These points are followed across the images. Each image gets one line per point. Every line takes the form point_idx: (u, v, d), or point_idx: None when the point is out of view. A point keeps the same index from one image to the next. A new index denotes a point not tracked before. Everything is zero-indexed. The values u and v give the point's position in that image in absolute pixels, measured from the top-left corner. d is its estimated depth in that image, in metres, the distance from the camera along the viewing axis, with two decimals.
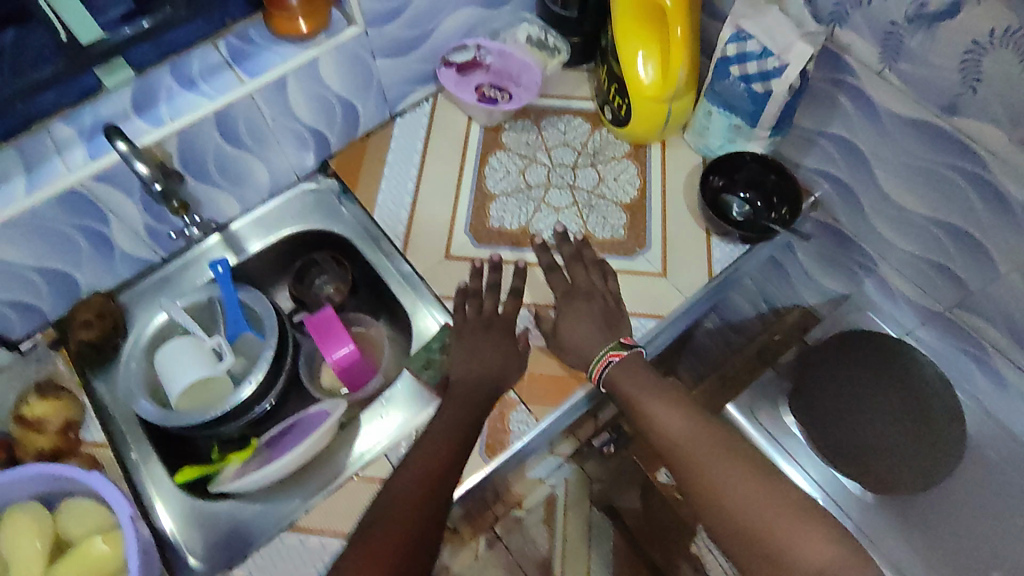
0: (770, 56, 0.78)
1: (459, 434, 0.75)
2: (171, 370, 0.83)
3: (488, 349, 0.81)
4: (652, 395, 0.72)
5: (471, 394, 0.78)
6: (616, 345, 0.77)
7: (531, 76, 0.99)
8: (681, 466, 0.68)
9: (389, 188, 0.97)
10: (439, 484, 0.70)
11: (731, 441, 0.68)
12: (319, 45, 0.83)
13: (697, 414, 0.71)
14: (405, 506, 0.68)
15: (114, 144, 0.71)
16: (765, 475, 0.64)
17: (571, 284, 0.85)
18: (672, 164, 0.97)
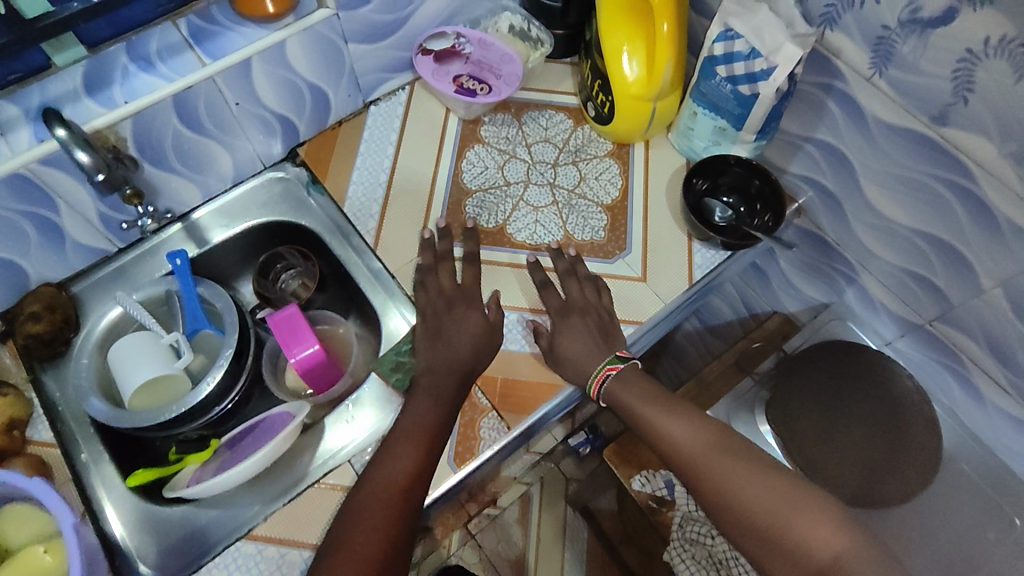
0: (758, 57, 0.75)
1: (427, 432, 0.73)
2: (124, 368, 0.79)
3: (457, 333, 0.79)
4: (649, 404, 0.73)
5: (437, 373, 0.76)
6: (613, 359, 0.77)
7: (512, 67, 0.94)
8: (684, 469, 0.68)
9: (362, 180, 0.93)
10: (410, 490, 0.69)
11: (732, 439, 0.68)
12: (288, 27, 0.79)
13: (696, 416, 0.71)
14: (381, 514, 0.68)
15: (53, 131, 0.66)
16: (769, 472, 0.65)
17: (567, 300, 0.83)
18: (654, 164, 0.95)
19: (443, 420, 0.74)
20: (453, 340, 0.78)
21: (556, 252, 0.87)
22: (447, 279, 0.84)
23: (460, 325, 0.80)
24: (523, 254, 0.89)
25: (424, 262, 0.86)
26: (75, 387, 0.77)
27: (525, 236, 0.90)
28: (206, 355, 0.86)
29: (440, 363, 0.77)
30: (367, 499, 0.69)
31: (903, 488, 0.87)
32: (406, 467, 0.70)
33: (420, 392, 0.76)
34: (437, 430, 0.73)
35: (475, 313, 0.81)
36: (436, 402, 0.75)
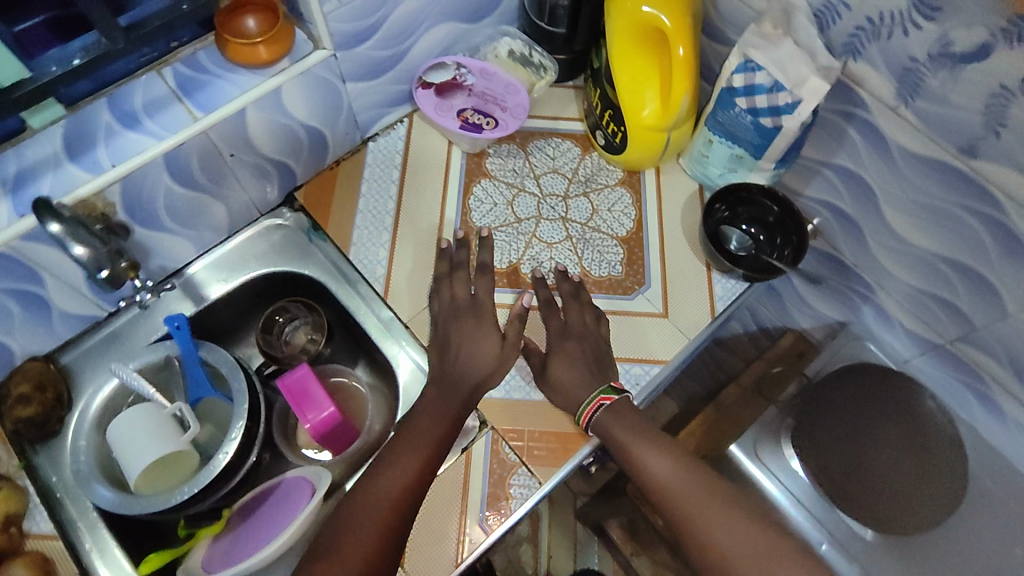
0: (782, 90, 0.73)
1: (430, 446, 0.71)
2: (127, 448, 0.73)
3: (471, 355, 0.76)
4: (641, 440, 0.70)
5: (446, 385, 0.75)
6: (607, 389, 0.74)
7: (518, 98, 0.91)
8: (673, 514, 0.65)
9: (365, 224, 0.88)
10: (405, 505, 0.67)
11: (722, 487, 0.66)
12: (283, 71, 0.74)
13: (688, 459, 0.69)
14: (368, 525, 0.65)
15: (46, 225, 0.60)
16: (756, 522, 0.63)
17: (567, 324, 0.81)
18: (668, 191, 0.92)
19: (448, 434, 0.72)
20: (471, 355, 0.76)
21: (559, 274, 0.85)
22: (462, 288, 0.81)
23: (475, 349, 0.76)
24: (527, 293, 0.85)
25: (439, 270, 0.84)
26: (75, 473, 0.72)
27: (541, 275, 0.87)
28: (213, 424, 0.81)
29: (450, 376, 0.75)
30: (356, 512, 0.66)
31: (916, 519, 0.90)
32: (404, 479, 0.68)
33: (423, 406, 0.74)
34: (440, 443, 0.71)
35: (490, 334, 0.77)
36: (444, 411, 0.73)
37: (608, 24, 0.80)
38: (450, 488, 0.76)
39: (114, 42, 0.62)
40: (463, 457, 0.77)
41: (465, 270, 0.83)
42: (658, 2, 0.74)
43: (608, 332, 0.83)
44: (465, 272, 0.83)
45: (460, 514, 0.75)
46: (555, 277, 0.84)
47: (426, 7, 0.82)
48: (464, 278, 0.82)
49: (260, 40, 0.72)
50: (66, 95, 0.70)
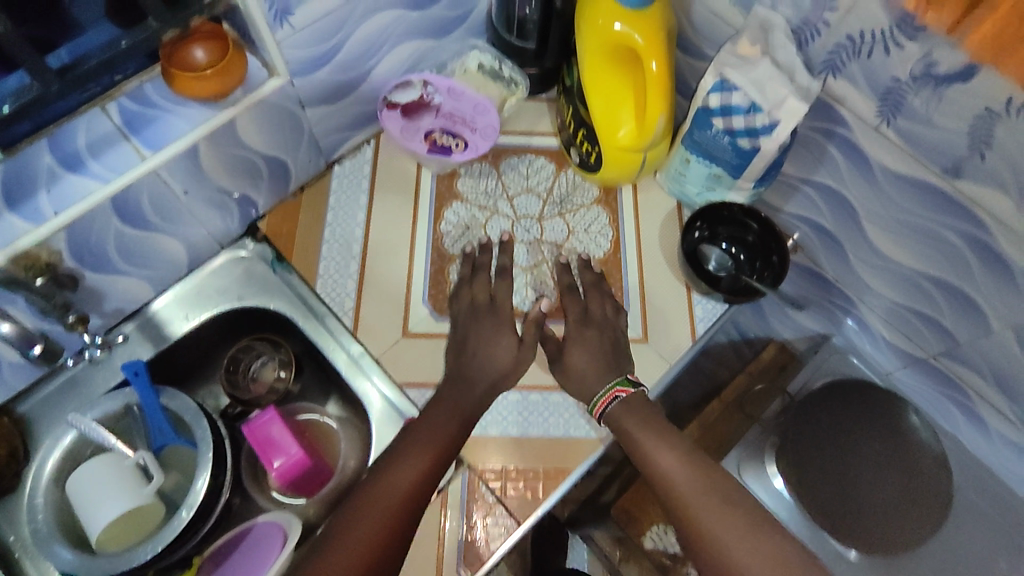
0: (759, 111, 0.70)
1: (446, 441, 0.66)
2: (88, 504, 0.70)
3: (487, 354, 0.73)
4: (652, 435, 0.65)
5: (460, 383, 0.71)
6: (624, 381, 0.71)
7: (488, 118, 0.88)
8: (677, 515, 0.59)
9: (332, 254, 0.85)
10: (416, 503, 0.60)
11: (733, 490, 0.59)
12: (236, 103, 0.71)
13: (701, 460, 0.62)
14: (376, 517, 0.58)
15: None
16: (770, 533, 0.55)
17: (586, 312, 0.78)
18: (644, 210, 0.90)
19: (460, 433, 0.68)
20: (486, 355, 0.73)
21: (583, 263, 0.82)
22: (481, 288, 0.78)
23: (492, 348, 0.73)
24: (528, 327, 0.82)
25: (462, 274, 0.80)
26: (33, 533, 0.69)
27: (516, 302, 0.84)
28: (179, 471, 0.77)
29: (466, 375, 0.72)
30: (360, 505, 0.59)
31: (889, 537, 0.85)
32: (417, 474, 0.62)
33: (434, 404, 0.70)
34: (454, 441, 0.67)
35: (507, 334, 0.74)
36: (458, 405, 0.70)
37: (579, 44, 0.77)
38: (427, 533, 0.74)
39: (46, 85, 0.58)
40: (439, 499, 0.75)
41: (486, 271, 0.80)
42: (630, 21, 0.71)
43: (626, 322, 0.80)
44: (485, 274, 0.80)
45: (437, 560, 0.73)
46: (579, 264, 0.82)
47: (389, 25, 0.78)
48: (485, 280, 0.79)
49: (209, 72, 0.67)
50: (4, 138, 0.62)
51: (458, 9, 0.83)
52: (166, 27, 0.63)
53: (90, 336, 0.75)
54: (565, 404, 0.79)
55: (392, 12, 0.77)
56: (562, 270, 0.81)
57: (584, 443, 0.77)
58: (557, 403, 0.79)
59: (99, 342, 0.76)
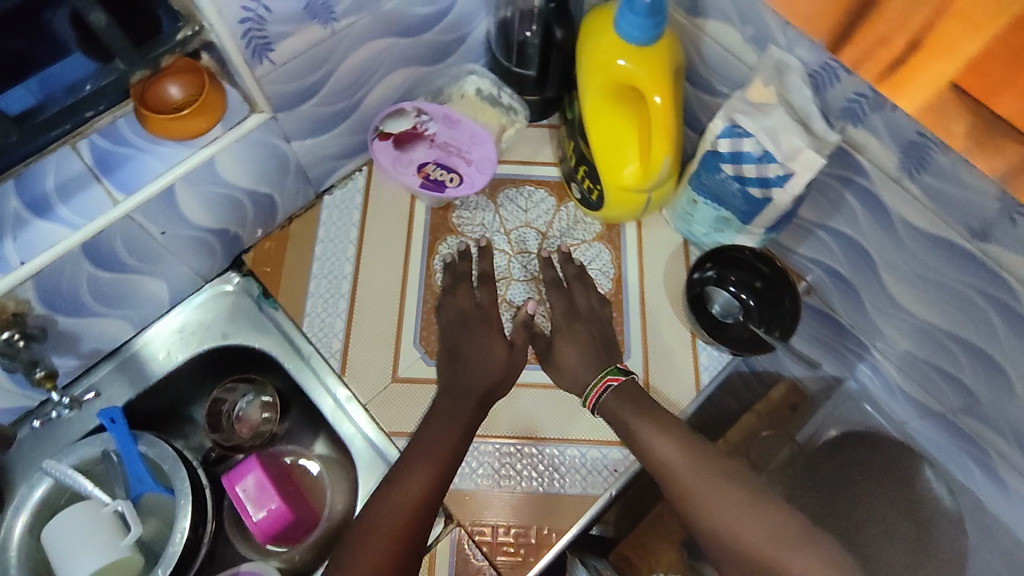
0: (772, 161, 0.64)
1: (447, 450, 0.68)
2: (63, 558, 0.68)
3: (479, 365, 0.73)
4: (646, 422, 0.68)
5: (455, 395, 0.72)
6: (614, 370, 0.73)
7: (484, 150, 0.83)
8: (678, 497, 0.63)
9: (320, 291, 0.82)
10: (422, 518, 0.64)
11: (726, 467, 0.63)
12: (215, 141, 0.67)
13: (695, 441, 0.66)
14: (387, 533, 0.62)
15: None
16: (766, 503, 0.60)
17: (573, 306, 0.79)
18: (649, 247, 0.85)
19: (460, 444, 0.69)
20: (478, 364, 0.73)
21: (564, 255, 0.82)
22: (467, 297, 0.78)
23: (482, 354, 0.73)
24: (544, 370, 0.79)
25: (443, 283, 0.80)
26: None
27: None
28: (159, 518, 0.75)
29: (460, 385, 0.72)
30: (372, 525, 0.62)
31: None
32: (421, 488, 0.65)
33: (432, 416, 0.71)
34: (454, 452, 0.68)
35: (496, 338, 0.75)
36: (454, 419, 0.70)
37: (581, 80, 0.72)
38: None
39: (6, 136, 0.56)
40: (427, 559, 0.72)
41: (469, 279, 0.79)
42: (635, 58, 0.66)
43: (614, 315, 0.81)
44: (469, 283, 0.79)
45: None
46: (561, 259, 0.82)
47: (379, 54, 0.74)
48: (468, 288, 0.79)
49: (185, 111, 0.63)
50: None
51: (454, 32, 0.79)
52: (134, 68, 0.59)
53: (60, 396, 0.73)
54: (560, 457, 0.76)
55: (382, 42, 0.72)
56: (545, 264, 0.81)
57: (580, 500, 0.74)
58: (551, 455, 0.76)
59: (68, 401, 0.74)
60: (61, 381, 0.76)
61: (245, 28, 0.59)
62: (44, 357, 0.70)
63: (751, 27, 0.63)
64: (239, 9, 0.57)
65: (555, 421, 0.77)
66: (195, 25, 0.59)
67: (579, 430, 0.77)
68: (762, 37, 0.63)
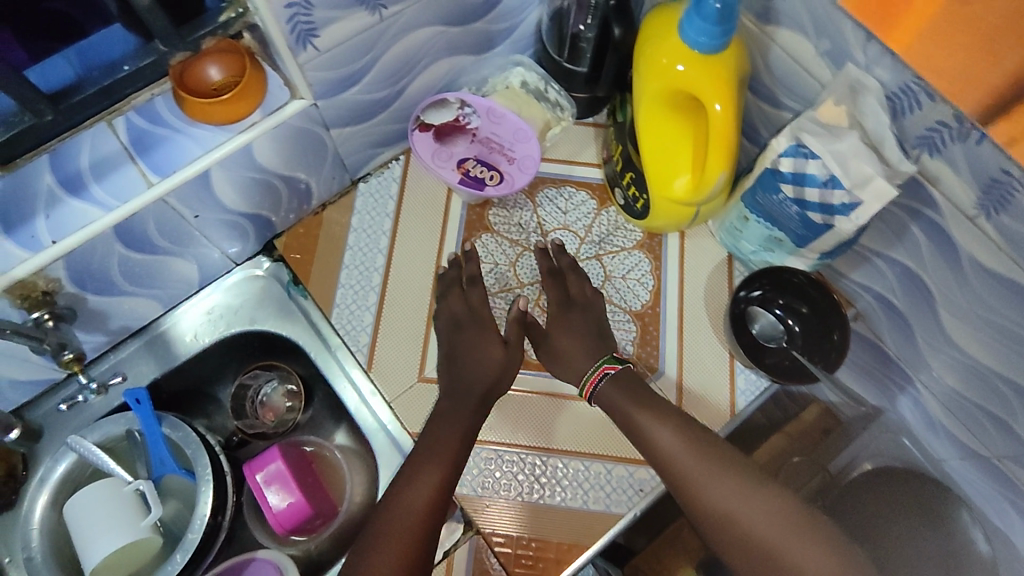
0: (838, 188, 0.60)
1: (450, 453, 0.67)
2: (85, 535, 0.68)
3: (480, 366, 0.71)
4: (644, 410, 0.67)
5: (456, 396, 0.71)
6: (611, 358, 0.72)
7: (527, 148, 0.81)
8: (678, 484, 0.63)
9: (351, 281, 0.81)
10: (434, 518, 0.63)
11: (726, 458, 0.63)
12: (254, 126, 0.64)
13: (696, 432, 0.65)
14: (404, 540, 0.61)
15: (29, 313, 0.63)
16: (770, 491, 0.61)
17: (568, 295, 0.77)
18: (691, 259, 0.82)
19: (462, 447, 0.68)
20: (474, 365, 0.72)
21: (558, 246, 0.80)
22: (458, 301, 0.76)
23: (479, 355, 0.72)
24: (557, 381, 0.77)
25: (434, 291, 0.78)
26: (26, 560, 0.67)
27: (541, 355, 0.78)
28: (179, 500, 0.75)
29: (460, 385, 0.71)
30: (385, 533, 0.61)
31: None
32: (431, 488, 0.64)
33: (434, 421, 0.70)
34: (457, 455, 0.67)
35: (495, 339, 0.73)
36: (456, 423, 0.69)
37: (637, 83, 0.68)
38: None
39: (39, 115, 0.53)
40: (444, 564, 0.71)
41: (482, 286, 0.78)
42: (694, 65, 0.62)
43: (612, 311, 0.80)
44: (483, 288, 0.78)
45: None
46: (555, 250, 0.80)
47: (426, 42, 0.70)
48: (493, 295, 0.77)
49: (224, 97, 0.60)
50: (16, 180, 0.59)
51: (505, 22, 0.75)
52: (175, 50, 0.56)
53: (87, 378, 0.75)
54: (585, 471, 0.73)
55: (430, 30, 0.69)
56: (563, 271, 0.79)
57: (603, 518, 0.72)
58: (576, 469, 0.73)
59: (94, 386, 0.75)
60: (88, 356, 0.76)
61: (291, 12, 0.56)
62: (71, 340, 0.69)
63: (827, 40, 0.59)
64: None
65: (579, 433, 0.75)
66: (239, 6, 0.56)
67: (604, 444, 0.74)
68: (839, 53, 0.59)
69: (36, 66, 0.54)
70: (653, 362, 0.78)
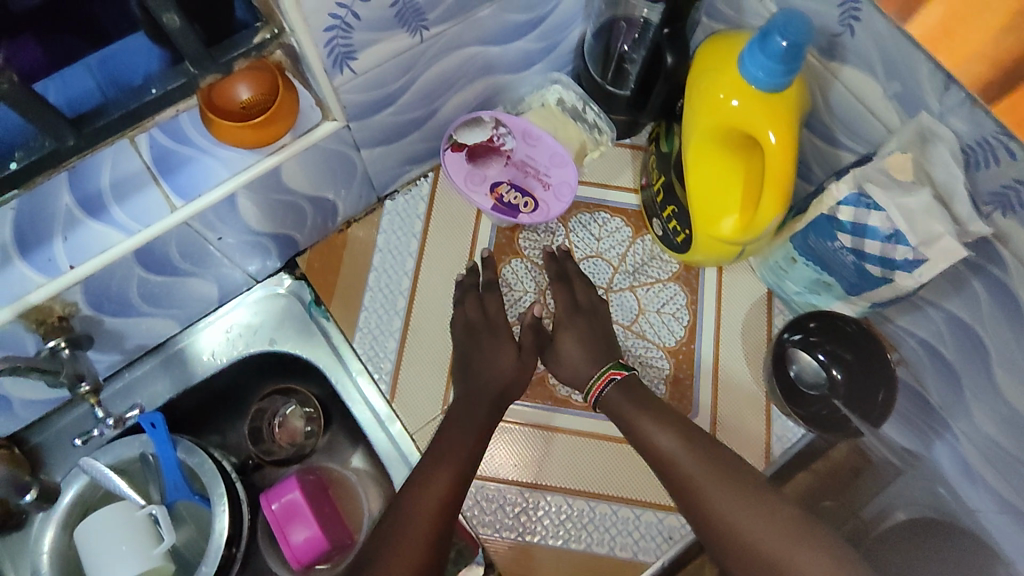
0: (902, 243, 0.57)
1: (462, 455, 0.66)
2: (96, 563, 0.66)
3: (490, 367, 0.71)
4: (645, 414, 0.66)
5: (468, 400, 0.70)
6: (618, 364, 0.70)
7: (564, 172, 0.78)
8: (678, 490, 0.61)
9: (375, 304, 0.78)
10: (444, 521, 0.61)
11: (728, 462, 0.61)
12: (283, 149, 0.61)
13: (698, 436, 0.64)
14: (415, 539, 0.59)
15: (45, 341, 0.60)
16: (773, 498, 0.57)
17: (575, 300, 0.75)
18: (729, 294, 0.79)
19: (477, 447, 0.67)
20: (486, 370, 0.71)
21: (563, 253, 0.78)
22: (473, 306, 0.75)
23: (492, 359, 0.71)
24: (584, 418, 0.74)
25: (459, 316, 0.75)
26: None
27: (569, 391, 0.75)
28: (193, 524, 0.73)
29: (472, 389, 0.70)
30: (395, 527, 0.60)
31: None
32: (442, 492, 0.62)
33: (447, 426, 0.69)
34: (471, 457, 0.66)
35: (507, 345, 0.72)
36: (468, 427, 0.68)
37: (687, 120, 0.65)
38: None
39: (61, 141, 0.49)
40: None
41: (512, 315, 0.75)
42: (750, 100, 0.59)
43: (630, 340, 0.78)
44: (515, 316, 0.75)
45: None
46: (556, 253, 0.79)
47: (464, 62, 0.67)
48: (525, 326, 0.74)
49: (254, 121, 0.57)
50: (36, 206, 0.56)
51: (546, 41, 0.71)
52: (206, 73, 0.52)
53: (105, 414, 0.68)
54: (614, 516, 0.71)
55: (467, 51, 0.65)
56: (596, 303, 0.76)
57: (629, 565, 0.69)
58: (604, 514, 0.71)
59: (112, 421, 0.69)
60: (103, 373, 0.74)
61: (330, 36, 0.52)
62: (94, 373, 0.67)
63: (899, 83, 0.55)
64: (327, 17, 0.50)
65: (606, 474, 0.72)
66: (274, 27, 0.52)
67: (634, 488, 0.72)
68: (910, 97, 0.55)
69: (64, 95, 0.51)
70: (686, 403, 0.76)
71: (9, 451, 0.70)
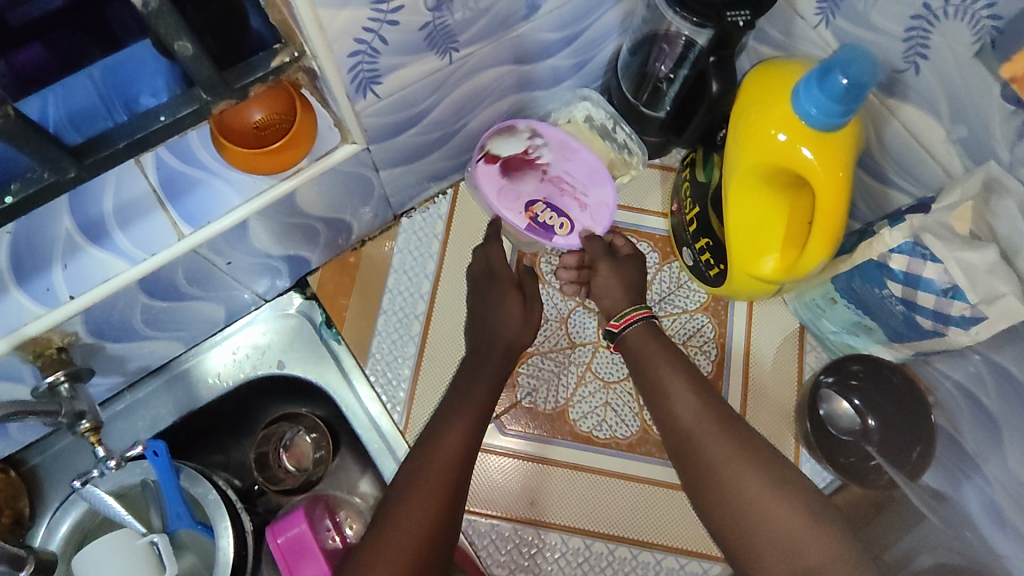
0: (960, 300, 0.53)
1: (476, 412, 0.64)
2: None
3: (498, 318, 0.69)
4: (664, 368, 0.62)
5: (478, 352, 0.68)
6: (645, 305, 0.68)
7: (603, 192, 0.71)
8: (689, 450, 0.56)
9: (388, 328, 0.75)
10: (454, 480, 0.58)
11: (746, 430, 0.56)
12: (297, 174, 0.57)
13: (716, 401, 0.59)
14: (430, 496, 0.56)
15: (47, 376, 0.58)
16: (788, 477, 0.52)
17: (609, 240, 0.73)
18: (759, 328, 0.76)
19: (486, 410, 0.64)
20: (494, 321, 0.69)
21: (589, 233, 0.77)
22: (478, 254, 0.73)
23: (499, 309, 0.69)
24: (606, 456, 0.71)
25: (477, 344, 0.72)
26: None
27: (591, 426, 0.72)
28: (195, 553, 0.71)
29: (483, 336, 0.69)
30: (404, 492, 0.57)
31: None
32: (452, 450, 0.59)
33: (458, 382, 0.67)
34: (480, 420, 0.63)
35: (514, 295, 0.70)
36: (475, 384, 0.66)
37: (729, 154, 0.61)
38: None
39: (61, 172, 0.44)
40: None
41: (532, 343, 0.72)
42: (798, 131, 0.55)
43: None
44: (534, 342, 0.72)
45: None
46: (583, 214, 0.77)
47: (493, 81, 0.62)
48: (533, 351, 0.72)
49: (270, 147, 0.53)
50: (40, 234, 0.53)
51: (578, 57, 0.66)
52: (220, 100, 0.47)
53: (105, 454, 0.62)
54: (633, 560, 0.68)
55: (499, 69, 0.61)
56: None
57: None
58: (624, 558, 0.68)
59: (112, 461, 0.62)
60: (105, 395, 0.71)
61: (354, 61, 0.48)
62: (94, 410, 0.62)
63: (965, 128, 0.51)
64: (352, 42, 0.46)
65: (626, 516, 0.70)
66: (295, 49, 0.48)
67: (656, 531, 0.69)
68: (978, 145, 0.51)
69: (67, 116, 0.48)
70: None
71: (8, 473, 0.69)
